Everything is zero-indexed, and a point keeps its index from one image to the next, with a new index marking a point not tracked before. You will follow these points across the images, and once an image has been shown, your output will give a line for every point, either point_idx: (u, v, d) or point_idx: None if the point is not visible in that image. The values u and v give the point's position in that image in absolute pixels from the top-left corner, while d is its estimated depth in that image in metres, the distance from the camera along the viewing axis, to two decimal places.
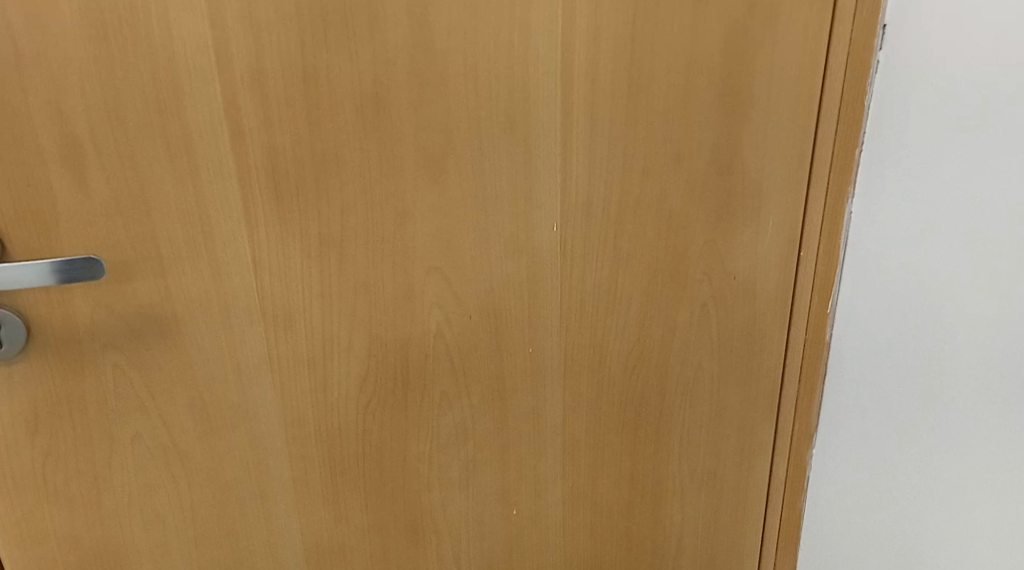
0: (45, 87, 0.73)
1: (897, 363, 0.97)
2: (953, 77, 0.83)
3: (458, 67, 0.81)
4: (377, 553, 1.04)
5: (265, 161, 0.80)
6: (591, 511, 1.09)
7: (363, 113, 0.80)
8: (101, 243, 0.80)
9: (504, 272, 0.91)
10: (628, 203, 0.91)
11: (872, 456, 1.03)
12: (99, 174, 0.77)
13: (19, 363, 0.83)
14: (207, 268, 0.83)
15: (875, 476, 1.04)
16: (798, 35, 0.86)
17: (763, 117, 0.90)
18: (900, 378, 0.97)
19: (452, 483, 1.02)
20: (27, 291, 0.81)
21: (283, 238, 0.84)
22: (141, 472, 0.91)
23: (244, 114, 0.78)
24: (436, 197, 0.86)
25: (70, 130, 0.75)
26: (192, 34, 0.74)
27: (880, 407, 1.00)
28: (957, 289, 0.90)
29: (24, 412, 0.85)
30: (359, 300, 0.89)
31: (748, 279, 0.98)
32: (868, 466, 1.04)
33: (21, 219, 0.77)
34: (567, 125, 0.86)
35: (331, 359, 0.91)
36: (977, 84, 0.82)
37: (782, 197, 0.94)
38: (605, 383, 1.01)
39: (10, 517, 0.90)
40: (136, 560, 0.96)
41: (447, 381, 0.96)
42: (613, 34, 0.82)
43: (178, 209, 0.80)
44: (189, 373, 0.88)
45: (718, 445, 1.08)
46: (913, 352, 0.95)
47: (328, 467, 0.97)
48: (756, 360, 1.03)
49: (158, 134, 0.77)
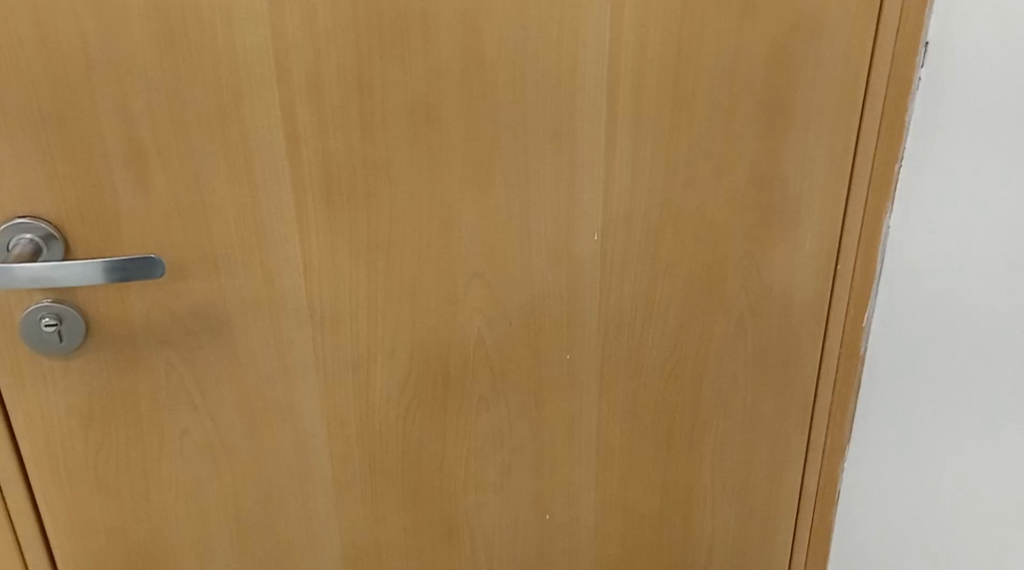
0: (113, 93, 0.76)
1: (926, 367, 0.97)
2: (965, 71, 0.84)
3: (508, 78, 0.83)
4: (412, 554, 1.06)
5: (318, 167, 0.83)
6: (623, 518, 1.10)
7: (414, 121, 0.83)
8: (159, 243, 0.83)
9: (546, 279, 0.93)
10: (668, 214, 0.92)
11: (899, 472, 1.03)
12: (160, 177, 0.80)
13: (78, 358, 0.86)
14: (260, 270, 0.86)
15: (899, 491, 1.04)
16: (842, 51, 0.88)
17: (806, 132, 0.91)
18: (929, 386, 0.97)
19: (487, 487, 1.03)
20: (88, 289, 0.84)
21: (333, 241, 0.86)
22: (188, 468, 0.94)
23: (301, 120, 0.80)
24: (482, 205, 0.88)
25: (135, 134, 0.78)
26: (254, 42, 0.77)
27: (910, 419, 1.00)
28: (971, 282, 0.89)
29: (80, 406, 0.88)
30: (403, 303, 0.91)
31: (784, 290, 0.99)
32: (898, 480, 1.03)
33: (85, 218, 0.80)
34: (612, 136, 0.87)
35: (373, 361, 0.93)
36: (980, 69, 0.83)
37: (821, 212, 0.96)
38: (640, 392, 1.02)
39: (62, 508, 0.93)
40: (180, 552, 0.99)
41: (485, 385, 0.97)
42: (659, 47, 0.84)
43: (234, 212, 0.83)
44: (238, 372, 0.90)
45: (751, 455, 1.09)
46: (939, 352, 0.95)
47: (368, 467, 0.99)
48: (792, 370, 1.04)
49: (218, 139, 0.80)
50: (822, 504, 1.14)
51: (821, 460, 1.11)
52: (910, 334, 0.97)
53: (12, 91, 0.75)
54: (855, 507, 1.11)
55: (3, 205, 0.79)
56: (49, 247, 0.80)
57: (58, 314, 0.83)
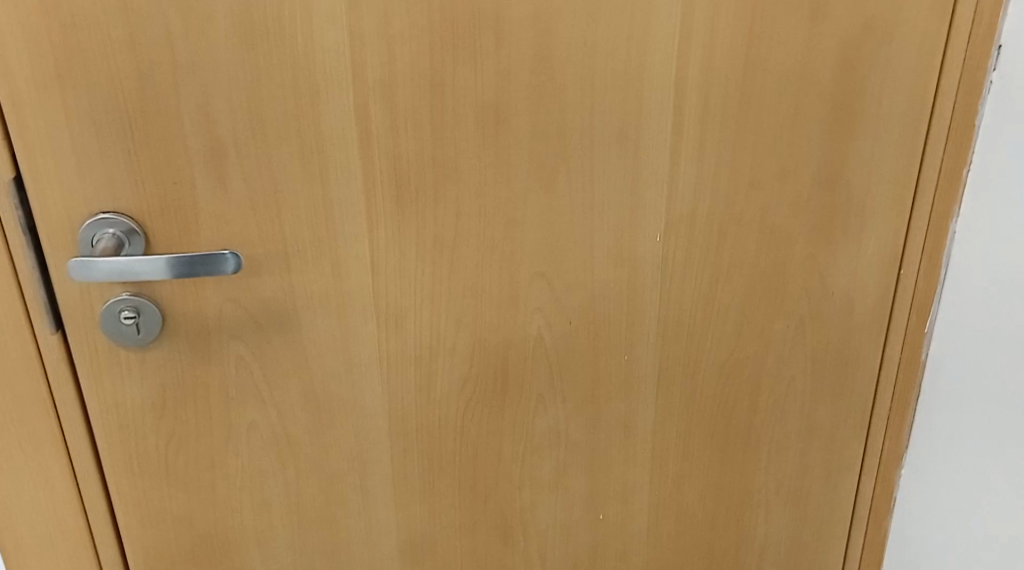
0: (197, 93, 0.79)
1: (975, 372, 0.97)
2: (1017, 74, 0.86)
3: (577, 81, 0.84)
4: (467, 550, 1.07)
5: (389, 167, 0.84)
6: (676, 519, 1.10)
7: (483, 122, 0.84)
8: (235, 240, 0.85)
9: (607, 280, 0.94)
10: (731, 217, 0.93)
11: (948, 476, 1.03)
12: (237, 174, 0.82)
13: (153, 350, 0.89)
14: (329, 267, 0.88)
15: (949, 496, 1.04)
16: (911, 55, 0.88)
17: (873, 136, 0.91)
18: (973, 386, 0.97)
19: (542, 485, 1.04)
20: (166, 284, 0.86)
21: (400, 241, 0.88)
22: (253, 460, 0.96)
23: (374, 120, 0.82)
24: (547, 206, 0.89)
25: (215, 132, 0.80)
26: (332, 43, 0.79)
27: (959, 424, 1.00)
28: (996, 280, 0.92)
29: (154, 397, 0.91)
30: (467, 302, 0.92)
31: (846, 295, 0.99)
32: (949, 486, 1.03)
33: (165, 214, 0.83)
34: (677, 138, 0.88)
35: (436, 358, 0.95)
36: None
37: (885, 215, 0.96)
38: (697, 394, 1.02)
39: (133, 495, 0.96)
40: (243, 542, 1.01)
41: (543, 384, 0.98)
42: (727, 51, 0.85)
43: (308, 210, 0.85)
44: (305, 366, 0.92)
45: (807, 459, 1.09)
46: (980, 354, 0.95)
47: (427, 463, 1.00)
48: (851, 374, 1.04)
49: (295, 138, 0.82)
50: (877, 509, 1.13)
51: (877, 466, 1.10)
52: (965, 342, 0.97)
53: (100, 90, 0.77)
54: (911, 512, 1.10)
55: (89, 199, 0.81)
56: (131, 241, 0.83)
57: (136, 307, 0.85)
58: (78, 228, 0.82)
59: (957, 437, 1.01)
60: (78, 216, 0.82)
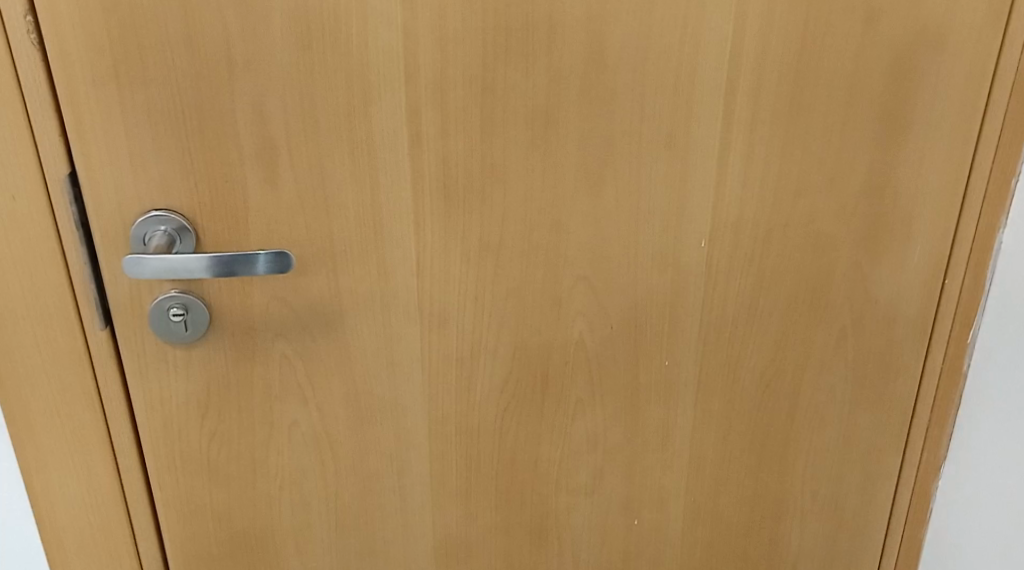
0: (251, 92, 0.79)
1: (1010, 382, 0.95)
2: None
3: (627, 84, 0.84)
4: (501, 553, 1.07)
5: (437, 168, 0.85)
6: (711, 526, 1.09)
7: (533, 124, 0.84)
8: (282, 239, 0.85)
9: (649, 285, 0.94)
10: (777, 223, 0.92)
11: (984, 490, 1.01)
12: (287, 174, 0.83)
13: (199, 347, 0.89)
14: (375, 266, 0.88)
15: (983, 510, 1.02)
16: (966, 62, 0.87)
17: (922, 143, 0.90)
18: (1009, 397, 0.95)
19: (578, 488, 1.04)
20: (213, 282, 0.86)
21: (446, 241, 0.88)
22: (293, 459, 0.96)
23: (424, 121, 0.82)
24: (593, 209, 0.89)
25: (267, 132, 0.81)
26: (386, 43, 0.79)
27: (996, 435, 0.98)
28: None
29: (198, 394, 0.91)
30: (510, 304, 0.92)
31: (890, 303, 0.99)
32: (983, 501, 1.01)
33: (216, 213, 0.83)
34: (726, 143, 0.87)
35: (477, 360, 0.95)
36: None
37: (931, 224, 0.95)
38: (736, 400, 1.02)
39: (174, 491, 0.96)
40: (279, 541, 1.01)
41: (583, 388, 0.98)
42: (780, 55, 0.84)
43: (355, 210, 0.85)
44: (348, 366, 0.92)
45: (845, 467, 1.08)
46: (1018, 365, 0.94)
47: (465, 464, 1.00)
48: (892, 383, 1.03)
49: (345, 138, 0.82)
50: (913, 520, 1.12)
51: (916, 475, 1.09)
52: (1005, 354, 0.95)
53: (156, 87, 0.78)
54: (946, 524, 1.09)
55: (142, 197, 0.82)
56: (182, 239, 0.83)
57: (184, 304, 0.86)
58: (131, 225, 0.83)
59: (993, 451, 0.99)
60: (130, 214, 0.82)
